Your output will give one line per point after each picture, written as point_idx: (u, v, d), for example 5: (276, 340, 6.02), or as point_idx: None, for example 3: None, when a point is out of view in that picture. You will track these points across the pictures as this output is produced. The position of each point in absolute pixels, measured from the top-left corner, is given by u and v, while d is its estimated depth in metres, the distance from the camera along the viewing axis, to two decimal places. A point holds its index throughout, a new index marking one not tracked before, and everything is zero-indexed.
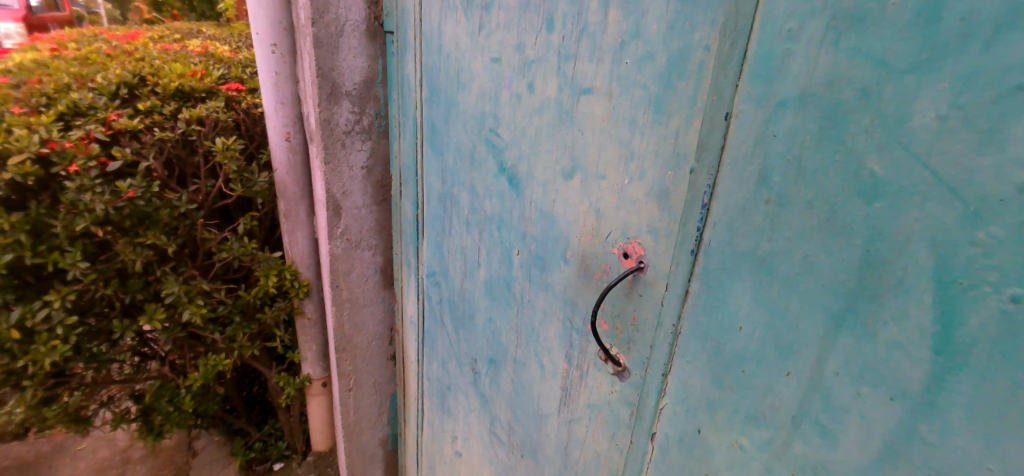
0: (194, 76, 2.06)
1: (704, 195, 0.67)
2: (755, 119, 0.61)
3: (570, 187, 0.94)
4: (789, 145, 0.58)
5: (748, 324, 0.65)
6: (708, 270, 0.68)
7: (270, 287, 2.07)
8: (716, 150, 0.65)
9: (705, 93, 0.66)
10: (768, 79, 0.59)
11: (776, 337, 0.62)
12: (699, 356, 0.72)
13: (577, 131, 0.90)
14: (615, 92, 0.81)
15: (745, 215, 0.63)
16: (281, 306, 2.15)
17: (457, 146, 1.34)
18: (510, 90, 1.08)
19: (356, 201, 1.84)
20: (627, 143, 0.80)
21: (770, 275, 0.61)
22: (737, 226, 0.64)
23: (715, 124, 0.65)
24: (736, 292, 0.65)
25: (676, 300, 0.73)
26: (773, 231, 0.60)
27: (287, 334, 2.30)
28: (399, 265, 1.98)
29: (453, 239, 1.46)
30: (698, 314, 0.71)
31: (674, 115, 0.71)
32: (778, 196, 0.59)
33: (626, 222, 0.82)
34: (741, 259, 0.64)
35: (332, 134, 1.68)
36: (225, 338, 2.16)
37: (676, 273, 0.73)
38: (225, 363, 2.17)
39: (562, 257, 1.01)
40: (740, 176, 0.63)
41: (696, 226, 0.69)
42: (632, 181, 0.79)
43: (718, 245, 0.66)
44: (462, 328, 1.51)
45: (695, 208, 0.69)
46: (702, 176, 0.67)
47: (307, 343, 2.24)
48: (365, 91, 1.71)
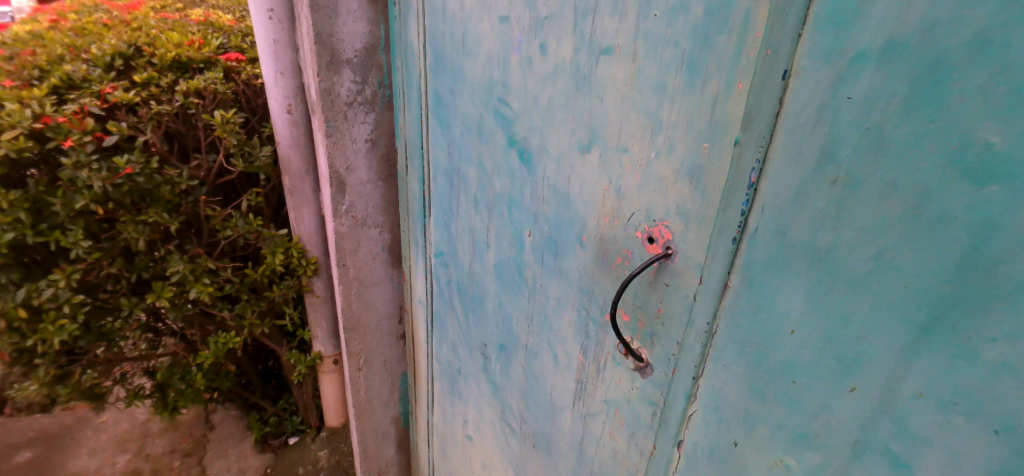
0: (192, 45, 1.95)
1: (751, 175, 0.56)
2: (820, 80, 0.50)
3: (587, 162, 0.84)
4: (868, 111, 0.46)
5: (802, 329, 0.55)
6: (751, 263, 0.58)
7: (277, 265, 2.01)
8: (769, 118, 0.54)
9: (755, 47, 0.55)
10: (841, 27, 0.47)
11: (835, 345, 0.52)
12: (735, 361, 0.62)
13: (595, 99, 0.80)
14: (640, 52, 0.70)
15: (801, 199, 0.52)
16: (289, 285, 2.10)
17: (465, 117, 1.24)
18: (520, 53, 0.97)
19: (361, 176, 1.76)
20: (655, 112, 0.69)
21: (832, 272, 0.51)
22: (792, 211, 0.53)
23: (767, 85, 0.54)
24: (787, 291, 0.55)
25: (711, 295, 0.64)
26: (838, 219, 0.50)
27: (296, 312, 2.25)
28: (407, 244, 1.90)
29: (461, 218, 1.37)
30: (739, 314, 0.61)
31: (713, 76, 0.60)
32: (847, 176, 0.49)
33: (651, 202, 0.73)
34: (795, 252, 0.54)
35: (334, 105, 1.59)
36: (233, 315, 2.12)
37: (712, 264, 0.63)
38: (235, 341, 2.15)
39: (578, 241, 0.91)
40: (796, 151, 0.52)
41: (739, 210, 0.58)
42: (659, 156, 0.70)
43: (766, 235, 0.56)
44: (472, 311, 1.43)
45: (739, 188, 0.58)
46: (747, 149, 0.57)
47: (317, 320, 2.19)
48: (367, 58, 1.60)
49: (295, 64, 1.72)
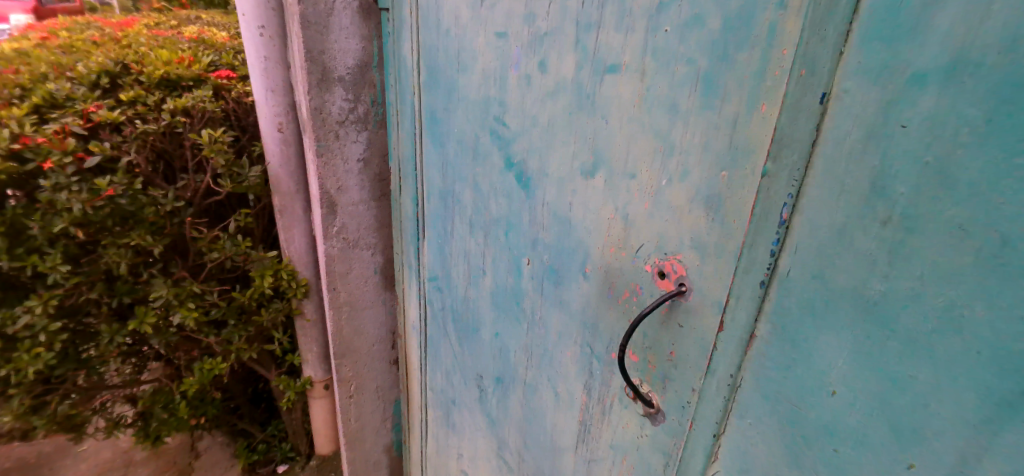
0: (181, 62, 1.89)
1: (784, 210, 0.51)
2: (868, 102, 0.45)
3: (591, 187, 0.78)
4: (927, 144, 0.42)
5: (845, 390, 0.50)
6: (784, 310, 0.54)
7: (266, 288, 1.93)
8: (805, 144, 0.49)
9: (783, 65, 0.50)
10: (892, 44, 0.43)
11: (887, 403, 0.47)
12: (765, 420, 0.58)
13: (599, 119, 0.74)
14: (649, 70, 0.64)
15: (843, 241, 0.48)
16: (278, 308, 2.02)
17: (460, 136, 1.18)
18: (518, 70, 0.91)
19: (353, 196, 1.69)
20: (666, 135, 0.64)
21: (886, 326, 0.46)
22: (833, 253, 0.48)
23: (802, 109, 0.49)
24: (828, 346, 0.50)
25: (737, 337, 0.59)
26: (890, 264, 0.45)
27: (285, 336, 2.17)
28: (400, 266, 1.83)
29: (456, 241, 1.30)
30: (771, 364, 0.56)
31: (734, 97, 0.55)
32: (900, 217, 0.44)
33: (662, 232, 0.67)
34: (837, 299, 0.49)
35: (325, 124, 1.53)
36: (219, 340, 2.04)
37: (737, 305, 0.58)
38: (222, 367, 2.06)
39: (580, 272, 0.84)
40: (836, 186, 0.47)
41: (768, 249, 0.53)
42: (671, 183, 0.64)
43: (802, 280, 0.51)
44: (467, 340, 1.36)
45: (770, 225, 0.53)
46: (778, 180, 0.51)
47: (307, 344, 2.10)
48: (360, 76, 1.55)
49: (286, 82, 1.66)
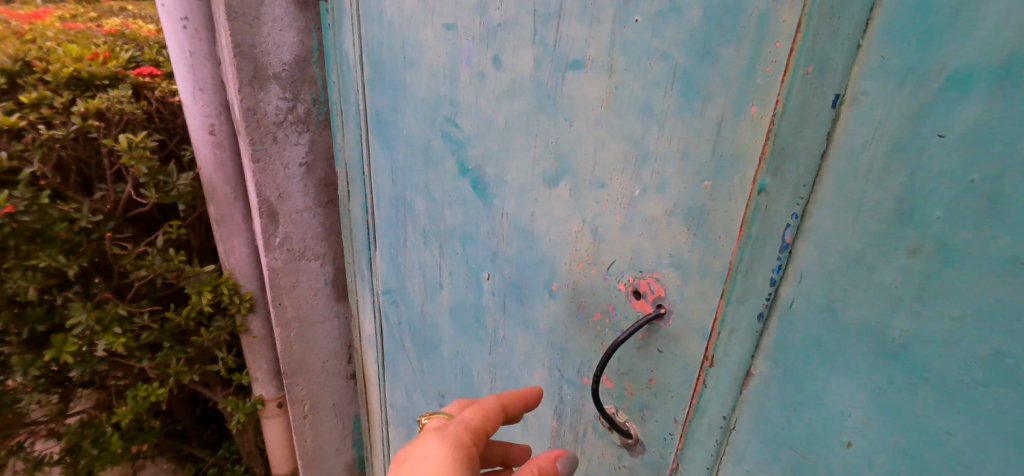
0: (94, 59, 1.68)
1: (786, 232, 0.45)
2: (893, 108, 0.38)
3: (556, 197, 0.72)
4: (971, 159, 0.35)
5: (861, 441, 0.44)
6: (787, 345, 0.47)
7: (205, 305, 1.74)
8: (814, 154, 0.42)
9: (775, 61, 0.44)
10: (925, 39, 0.36)
11: (913, 461, 0.41)
12: (767, 466, 0.52)
13: (563, 121, 0.68)
14: (618, 66, 0.59)
15: (858, 271, 0.41)
16: (220, 326, 1.81)
17: (409, 139, 1.09)
18: (470, 65, 0.83)
19: (296, 204, 1.56)
20: (639, 139, 0.58)
21: (913, 376, 0.39)
22: (846, 286, 0.42)
23: (810, 111, 0.42)
24: (840, 391, 0.44)
25: (733, 373, 0.52)
26: (922, 302, 0.38)
27: (230, 354, 1.97)
28: (352, 277, 1.71)
29: (411, 252, 1.21)
30: (772, 405, 0.50)
31: (717, 97, 0.49)
32: (933, 247, 0.37)
33: (637, 248, 0.61)
34: (851, 338, 0.42)
35: (260, 126, 1.38)
36: (153, 365, 1.83)
37: (733, 338, 0.51)
38: (159, 393, 1.88)
39: (545, 289, 0.77)
40: (850, 206, 0.41)
41: (769, 277, 0.47)
42: (646, 193, 0.58)
43: (807, 313, 0.45)
44: (427, 357, 1.27)
45: (771, 248, 0.46)
46: (779, 196, 0.45)
47: (256, 362, 1.91)
48: (298, 72, 1.41)
49: (217, 80, 1.51)
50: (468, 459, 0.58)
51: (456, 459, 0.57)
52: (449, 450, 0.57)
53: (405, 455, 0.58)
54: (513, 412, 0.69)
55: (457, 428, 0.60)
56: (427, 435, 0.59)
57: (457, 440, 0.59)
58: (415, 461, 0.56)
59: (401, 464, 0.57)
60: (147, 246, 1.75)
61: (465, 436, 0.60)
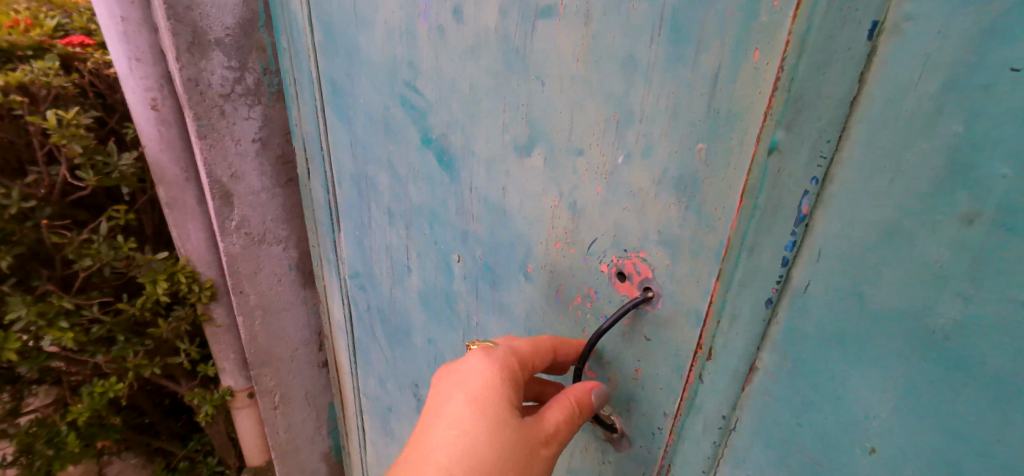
0: (14, 27, 1.49)
1: (804, 201, 0.38)
2: (945, 45, 0.30)
3: (528, 168, 0.64)
4: None
5: (888, 446, 0.38)
6: (802, 335, 0.41)
7: (161, 295, 1.61)
8: (840, 102, 0.35)
9: None
10: None
11: (954, 463, 0.35)
12: (773, 469, 0.47)
13: (533, 81, 0.60)
14: (595, 12, 0.50)
15: (892, 247, 0.35)
16: (179, 315, 1.68)
17: (367, 108, 1.00)
18: (427, 20, 0.76)
19: (251, 184, 1.44)
20: (620, 98, 0.50)
21: (959, 371, 0.33)
22: (878, 264, 0.35)
23: (837, 50, 0.34)
24: (866, 389, 0.38)
25: (736, 364, 0.46)
26: (977, 285, 0.31)
27: (194, 346, 1.80)
28: (318, 261, 1.60)
29: (375, 234, 1.13)
30: (780, 401, 0.44)
31: (713, 41, 0.42)
32: (996, 214, 0.30)
33: (619, 222, 0.54)
34: (882, 326, 0.36)
35: (204, 99, 1.27)
36: (108, 361, 1.68)
37: (737, 324, 0.45)
38: (118, 388, 1.70)
39: (521, 271, 0.70)
40: (886, 168, 0.34)
41: (781, 256, 0.40)
42: (630, 160, 0.51)
43: (826, 298, 0.39)
44: (399, 344, 1.22)
45: (783, 221, 0.40)
46: (794, 157, 0.38)
47: (222, 353, 1.77)
48: (243, 38, 1.27)
49: (155, 47, 1.32)
50: (515, 382, 0.56)
51: (500, 381, 0.55)
52: (494, 370, 0.55)
53: (454, 368, 0.58)
54: (563, 353, 0.61)
55: (505, 351, 0.57)
56: (474, 353, 0.58)
57: (503, 364, 0.56)
58: (462, 376, 0.56)
59: (449, 376, 0.57)
60: (92, 230, 1.58)
61: (513, 360, 0.57)
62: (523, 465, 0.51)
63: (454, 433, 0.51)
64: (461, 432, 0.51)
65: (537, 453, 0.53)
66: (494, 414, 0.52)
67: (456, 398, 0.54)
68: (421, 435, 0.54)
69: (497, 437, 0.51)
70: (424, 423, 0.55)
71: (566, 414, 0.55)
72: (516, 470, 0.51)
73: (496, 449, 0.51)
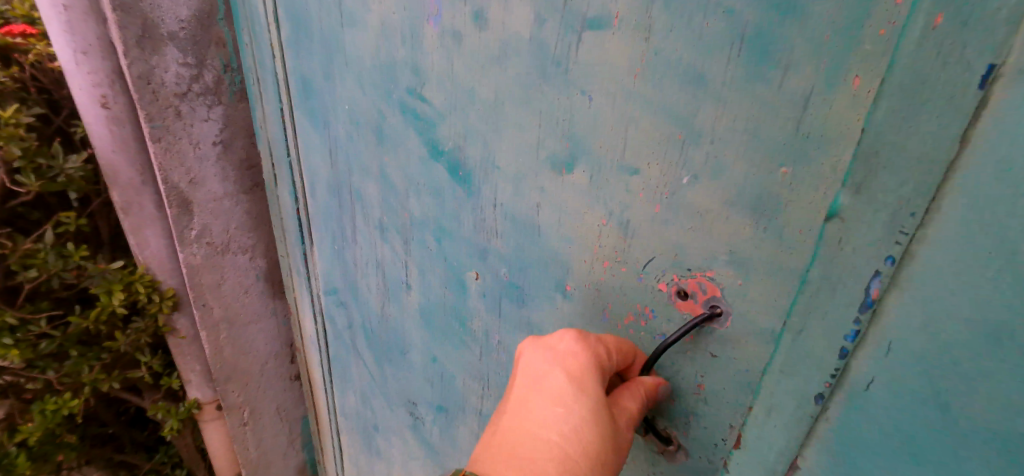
0: None
1: (875, 282, 0.35)
2: None
3: (569, 187, 0.61)
4: None
5: None
6: (862, 427, 0.38)
7: (118, 307, 1.44)
8: (930, 165, 0.30)
9: (892, 20, 0.35)
10: None
11: None
12: None
13: (575, 93, 0.57)
14: (657, 25, 0.48)
15: (993, 357, 0.29)
16: (139, 328, 1.51)
17: (353, 114, 0.95)
18: (439, 23, 0.71)
19: (213, 190, 1.33)
20: (686, 117, 0.49)
21: None
22: (958, 372, 0.31)
23: (927, 97, 0.30)
24: None
25: (789, 405, 0.44)
26: None
27: (156, 358, 1.63)
28: (287, 271, 1.50)
29: (361, 248, 1.09)
30: (825, 469, 0.42)
31: (805, 64, 0.41)
32: None
33: (682, 243, 0.54)
34: (961, 442, 0.32)
35: (157, 99, 1.16)
36: (60, 377, 1.48)
37: (788, 376, 0.43)
38: (73, 404, 1.51)
39: (555, 290, 0.68)
40: (995, 256, 0.28)
41: (847, 336, 0.37)
42: (696, 181, 0.50)
43: (891, 393, 0.35)
44: (390, 362, 1.17)
45: (842, 301, 0.37)
46: (860, 223, 0.35)
47: (187, 364, 1.61)
48: (201, 33, 1.17)
49: (104, 39, 1.16)
50: (605, 371, 0.55)
51: (594, 367, 0.54)
52: (588, 357, 0.55)
53: (546, 347, 0.58)
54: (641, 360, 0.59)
55: (596, 340, 0.56)
56: (566, 334, 0.58)
57: (595, 351, 0.55)
58: (557, 355, 0.56)
59: (541, 354, 0.58)
60: (39, 234, 1.39)
61: (603, 349, 0.56)
62: (611, 445, 0.52)
63: (552, 406, 0.53)
64: (564, 411, 0.52)
65: (621, 438, 0.53)
66: (592, 397, 0.52)
67: (552, 371, 0.55)
68: (521, 404, 0.57)
69: (593, 417, 0.52)
70: (522, 393, 0.58)
71: (641, 403, 0.54)
72: (608, 453, 0.51)
73: (596, 432, 0.51)
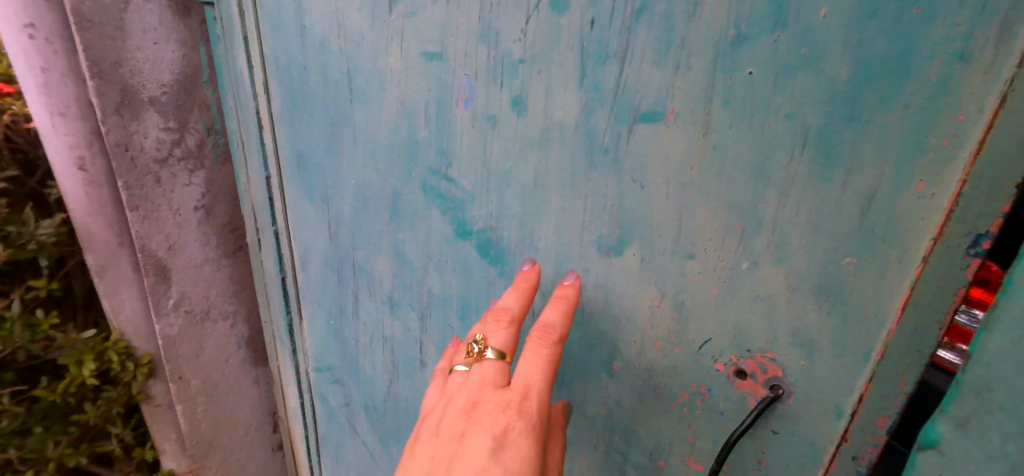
0: None
1: None
2: None
3: (617, 268, 0.62)
4: None
5: None
6: None
7: (89, 377, 1.33)
8: None
9: (955, 133, 0.39)
10: None
11: None
12: None
13: (626, 180, 0.58)
14: (716, 123, 0.50)
15: None
16: (111, 397, 1.39)
17: (361, 190, 0.92)
18: (469, 106, 0.69)
19: (193, 256, 1.19)
20: (748, 206, 0.51)
21: None
22: None
23: None
24: None
25: None
26: None
27: (127, 429, 1.50)
28: (270, 338, 1.35)
29: (365, 324, 1.05)
30: None
31: (869, 166, 0.43)
32: None
33: (742, 324, 0.55)
34: None
35: (134, 165, 1.04)
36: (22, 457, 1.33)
37: None
38: None
39: (602, 369, 0.69)
40: None
41: None
42: (757, 266, 0.52)
43: None
44: (398, 441, 1.12)
45: None
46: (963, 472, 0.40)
47: (162, 433, 1.47)
48: (184, 95, 1.05)
49: (84, 99, 1.01)
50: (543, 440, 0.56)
51: (535, 453, 0.55)
52: (530, 444, 0.55)
53: (483, 426, 0.56)
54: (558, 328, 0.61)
55: (535, 409, 0.57)
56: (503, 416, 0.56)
57: (534, 427, 0.56)
58: (499, 439, 0.55)
59: (476, 438, 0.56)
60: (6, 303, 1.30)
61: (542, 414, 0.57)
62: None
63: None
64: None
65: None
66: None
67: (489, 466, 0.53)
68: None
69: None
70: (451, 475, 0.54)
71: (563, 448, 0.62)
72: None
73: None
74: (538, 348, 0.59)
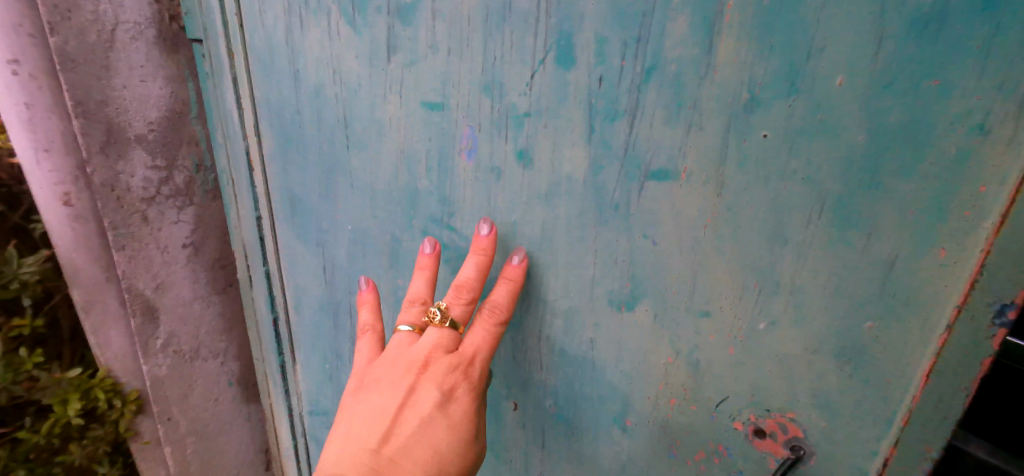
0: None
1: None
2: None
3: (630, 324, 0.61)
4: None
5: None
6: None
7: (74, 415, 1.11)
8: None
9: (976, 203, 0.40)
10: None
11: None
12: None
13: (637, 236, 0.57)
14: (731, 185, 0.49)
15: None
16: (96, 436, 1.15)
17: (353, 236, 0.86)
18: (472, 156, 0.67)
19: (182, 294, 1.01)
20: (766, 269, 0.50)
21: None
22: None
23: None
24: None
25: None
26: None
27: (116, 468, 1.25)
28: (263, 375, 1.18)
29: None
30: None
31: (889, 233, 0.43)
32: None
33: (762, 384, 0.54)
34: None
35: (120, 206, 0.88)
36: None
37: None
38: None
39: (616, 424, 0.67)
40: None
41: None
42: (776, 328, 0.51)
43: None
44: None
45: None
46: None
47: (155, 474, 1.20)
48: (178, 128, 0.89)
49: (72, 137, 0.84)
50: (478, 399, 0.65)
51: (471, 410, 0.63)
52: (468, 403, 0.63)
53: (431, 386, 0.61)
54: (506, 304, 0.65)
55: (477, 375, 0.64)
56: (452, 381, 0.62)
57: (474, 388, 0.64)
58: (445, 398, 0.61)
59: (425, 396, 0.61)
60: None
61: (482, 378, 0.64)
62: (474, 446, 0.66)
63: (429, 444, 0.59)
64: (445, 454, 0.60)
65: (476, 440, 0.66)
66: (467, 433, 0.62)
67: (433, 418, 0.60)
68: (397, 436, 0.59)
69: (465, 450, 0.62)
70: (397, 422, 0.60)
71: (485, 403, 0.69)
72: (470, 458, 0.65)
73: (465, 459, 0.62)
74: (485, 327, 0.64)
